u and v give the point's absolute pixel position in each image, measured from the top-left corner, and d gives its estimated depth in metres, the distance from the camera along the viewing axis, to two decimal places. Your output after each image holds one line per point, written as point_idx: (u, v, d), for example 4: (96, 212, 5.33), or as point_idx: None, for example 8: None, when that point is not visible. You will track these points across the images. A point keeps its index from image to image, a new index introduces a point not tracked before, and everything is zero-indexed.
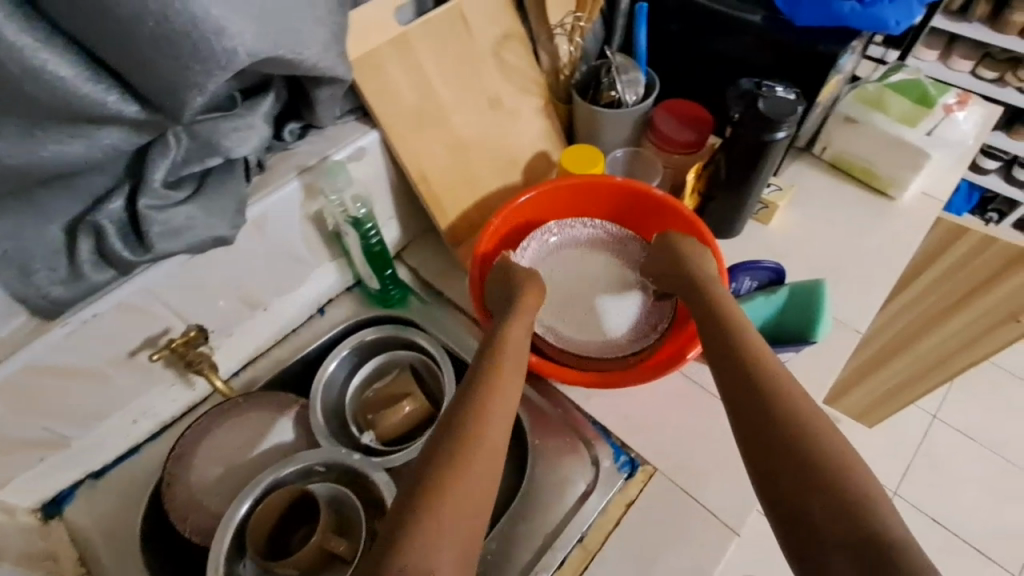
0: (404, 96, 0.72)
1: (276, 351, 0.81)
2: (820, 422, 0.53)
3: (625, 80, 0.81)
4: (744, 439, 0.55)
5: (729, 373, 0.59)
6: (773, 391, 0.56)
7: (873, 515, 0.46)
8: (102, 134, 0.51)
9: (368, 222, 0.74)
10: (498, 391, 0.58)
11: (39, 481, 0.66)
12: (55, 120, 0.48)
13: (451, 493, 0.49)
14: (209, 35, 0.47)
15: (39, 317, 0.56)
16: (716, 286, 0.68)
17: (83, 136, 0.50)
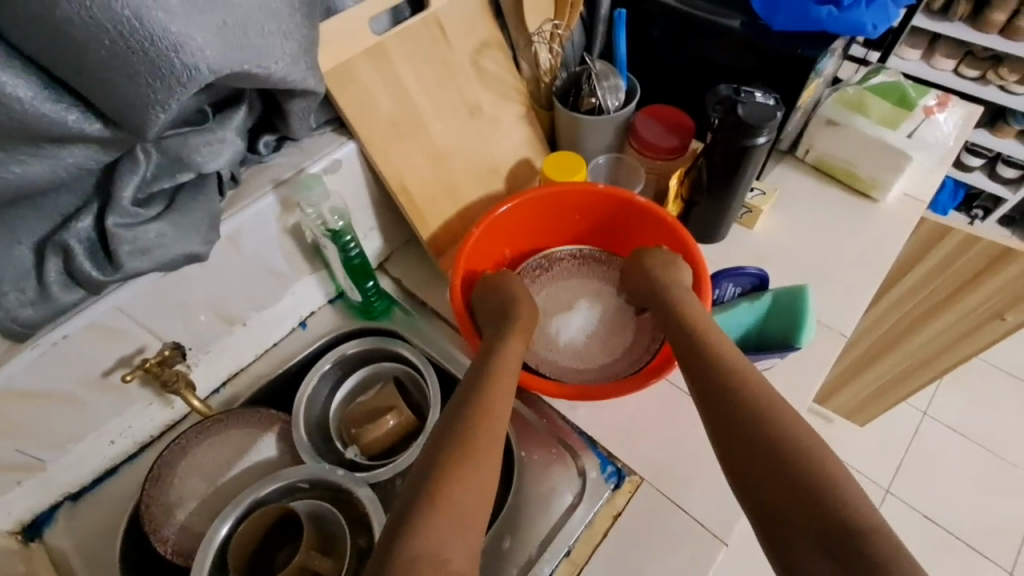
0: (381, 107, 0.72)
1: (258, 366, 0.79)
2: (797, 422, 0.53)
3: (606, 85, 0.80)
4: (722, 446, 0.55)
5: (703, 383, 0.59)
6: (747, 393, 0.56)
7: (851, 508, 0.46)
8: (66, 153, 0.50)
9: (346, 233, 0.73)
10: (491, 409, 0.58)
11: (13, 506, 0.65)
12: (15, 140, 0.47)
13: (430, 512, 0.48)
14: (170, 51, 0.46)
15: (8, 340, 0.55)
16: (687, 297, 0.68)
17: (44, 156, 0.49)
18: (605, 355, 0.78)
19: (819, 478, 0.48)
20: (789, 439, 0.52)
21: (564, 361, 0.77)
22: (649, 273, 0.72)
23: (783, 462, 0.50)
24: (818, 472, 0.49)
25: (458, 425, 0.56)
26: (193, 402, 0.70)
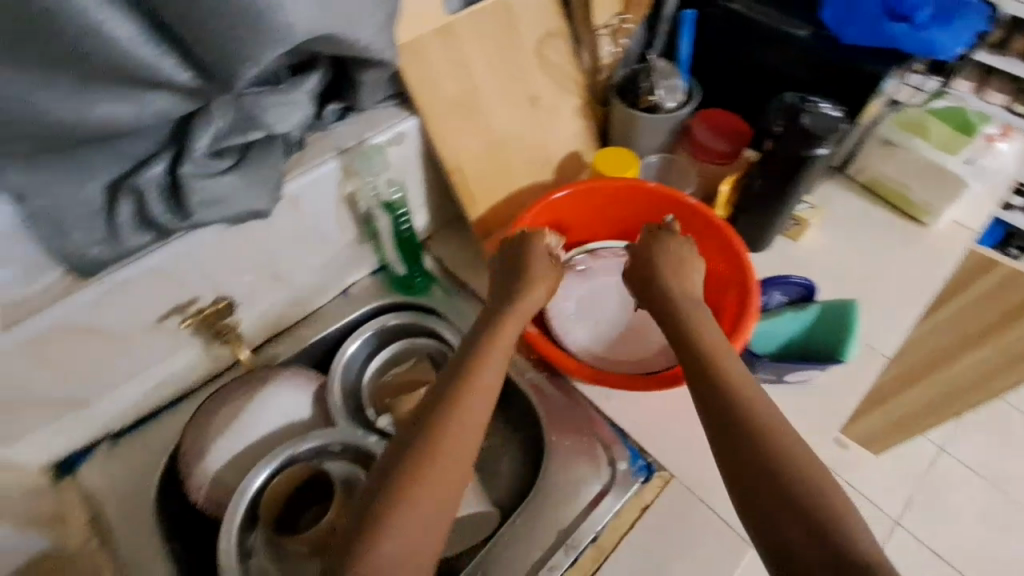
0: (444, 86, 0.72)
1: (299, 329, 0.81)
2: (794, 441, 0.51)
3: (666, 85, 0.80)
4: (724, 463, 0.53)
5: (705, 394, 0.56)
6: (751, 412, 0.53)
7: (848, 536, 0.45)
8: (152, 99, 0.51)
9: (400, 207, 0.76)
10: (468, 402, 0.54)
11: (55, 440, 0.66)
12: (108, 81, 0.49)
13: (391, 519, 0.47)
14: (268, 7, 0.47)
15: (75, 275, 0.57)
16: (697, 305, 0.64)
17: (133, 99, 0.51)
18: (648, 350, 0.76)
19: (814, 503, 0.47)
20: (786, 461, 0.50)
21: (604, 354, 0.75)
22: (654, 267, 0.68)
23: (776, 484, 0.49)
24: (812, 499, 0.47)
25: (434, 415, 0.53)
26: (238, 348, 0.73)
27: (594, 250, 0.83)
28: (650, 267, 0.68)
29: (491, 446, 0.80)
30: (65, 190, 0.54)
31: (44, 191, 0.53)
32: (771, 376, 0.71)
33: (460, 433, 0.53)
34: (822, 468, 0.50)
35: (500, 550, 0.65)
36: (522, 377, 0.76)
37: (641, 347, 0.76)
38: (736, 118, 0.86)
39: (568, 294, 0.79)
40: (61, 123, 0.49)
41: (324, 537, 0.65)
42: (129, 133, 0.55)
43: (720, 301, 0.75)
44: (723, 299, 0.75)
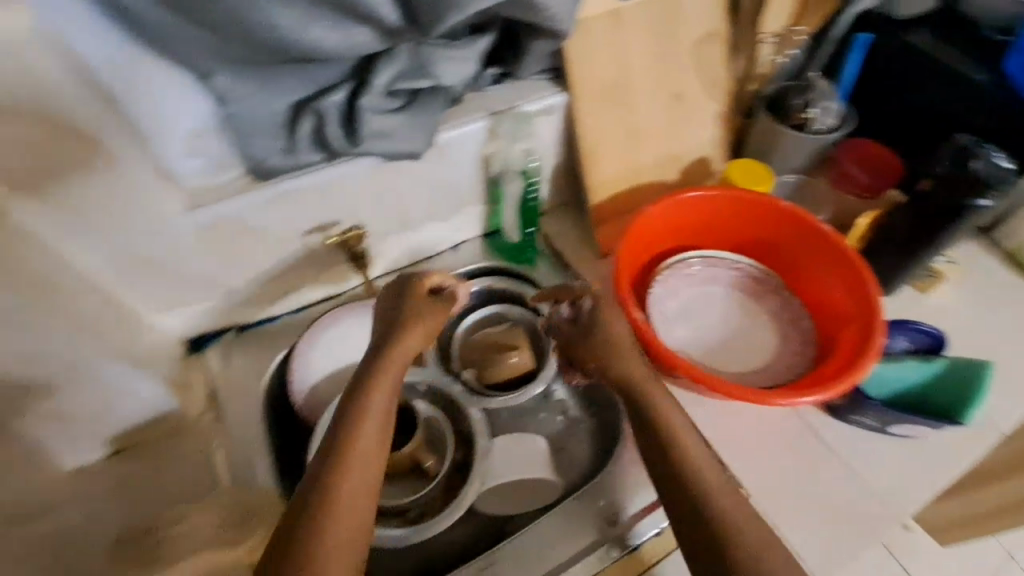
0: (604, 69, 0.74)
1: (412, 271, 0.85)
2: (729, 497, 0.55)
3: (824, 105, 0.79)
4: (682, 537, 0.55)
5: (653, 455, 0.59)
6: (689, 470, 0.56)
7: None
8: (356, 30, 0.55)
9: (532, 175, 0.79)
10: (368, 412, 0.55)
11: (191, 319, 0.72)
12: (328, 6, 0.52)
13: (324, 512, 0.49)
14: None
15: (253, 177, 0.64)
16: (645, 381, 0.63)
17: (342, 28, 0.54)
18: (752, 367, 0.73)
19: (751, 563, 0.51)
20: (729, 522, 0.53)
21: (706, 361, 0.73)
22: (591, 333, 0.67)
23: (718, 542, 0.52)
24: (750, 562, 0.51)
25: (354, 418, 0.55)
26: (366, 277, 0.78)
27: (712, 259, 0.81)
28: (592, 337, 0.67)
29: (563, 423, 0.81)
30: (261, 101, 0.59)
31: (241, 97, 0.58)
32: (873, 419, 0.70)
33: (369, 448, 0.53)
34: (748, 514, 0.54)
35: (564, 519, 0.67)
36: (607, 365, 0.78)
37: (745, 363, 0.73)
38: (893, 158, 0.82)
39: (677, 292, 0.78)
40: (274, 41, 0.53)
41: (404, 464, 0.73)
42: (322, 61, 0.59)
43: (837, 335, 0.72)
44: (840, 332, 0.72)
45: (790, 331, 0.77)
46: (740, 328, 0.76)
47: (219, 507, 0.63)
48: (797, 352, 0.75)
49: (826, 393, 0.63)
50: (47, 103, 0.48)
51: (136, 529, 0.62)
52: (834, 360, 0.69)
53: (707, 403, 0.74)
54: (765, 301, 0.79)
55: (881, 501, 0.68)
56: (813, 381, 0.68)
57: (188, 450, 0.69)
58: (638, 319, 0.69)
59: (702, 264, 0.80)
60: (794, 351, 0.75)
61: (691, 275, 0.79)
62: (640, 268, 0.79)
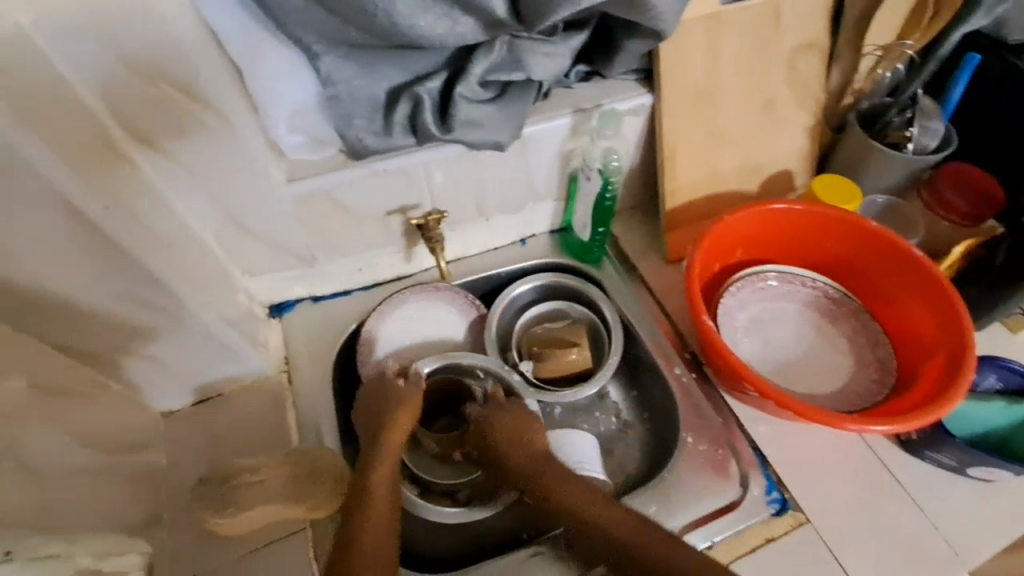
0: (694, 73, 0.73)
1: (478, 259, 0.87)
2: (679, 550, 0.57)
3: (922, 124, 0.76)
4: None
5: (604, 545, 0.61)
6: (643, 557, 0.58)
7: None
8: (463, 20, 0.56)
9: (611, 176, 0.76)
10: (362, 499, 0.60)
11: (276, 285, 0.77)
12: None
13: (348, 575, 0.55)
14: None
15: (348, 156, 0.67)
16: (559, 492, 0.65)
17: (450, 18, 0.56)
18: (824, 390, 0.71)
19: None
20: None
21: (774, 377, 0.72)
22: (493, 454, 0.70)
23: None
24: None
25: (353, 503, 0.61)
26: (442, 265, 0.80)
27: (789, 275, 0.79)
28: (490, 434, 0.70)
29: (614, 428, 0.82)
30: (364, 83, 0.62)
31: (348, 79, 0.61)
32: (949, 458, 0.67)
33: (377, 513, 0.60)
34: (679, 542, 0.58)
35: None
36: (669, 370, 0.77)
37: (816, 382, 0.72)
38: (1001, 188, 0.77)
39: (748, 306, 0.77)
40: (387, 30, 0.55)
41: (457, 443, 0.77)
42: (424, 48, 0.61)
43: (922, 363, 0.69)
44: (925, 361, 0.69)
45: (865, 357, 0.74)
46: (811, 350, 0.75)
47: (290, 464, 0.64)
48: (872, 380, 0.72)
49: (911, 423, 0.60)
50: (186, 71, 0.51)
51: (219, 472, 0.63)
52: (917, 389, 0.67)
53: (769, 421, 0.72)
54: (841, 322, 0.77)
55: (949, 543, 0.65)
56: (889, 411, 0.66)
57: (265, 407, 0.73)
58: (706, 322, 0.68)
59: (777, 279, 0.79)
60: (868, 380, 0.72)
61: (766, 290, 0.78)
62: (711, 277, 0.78)
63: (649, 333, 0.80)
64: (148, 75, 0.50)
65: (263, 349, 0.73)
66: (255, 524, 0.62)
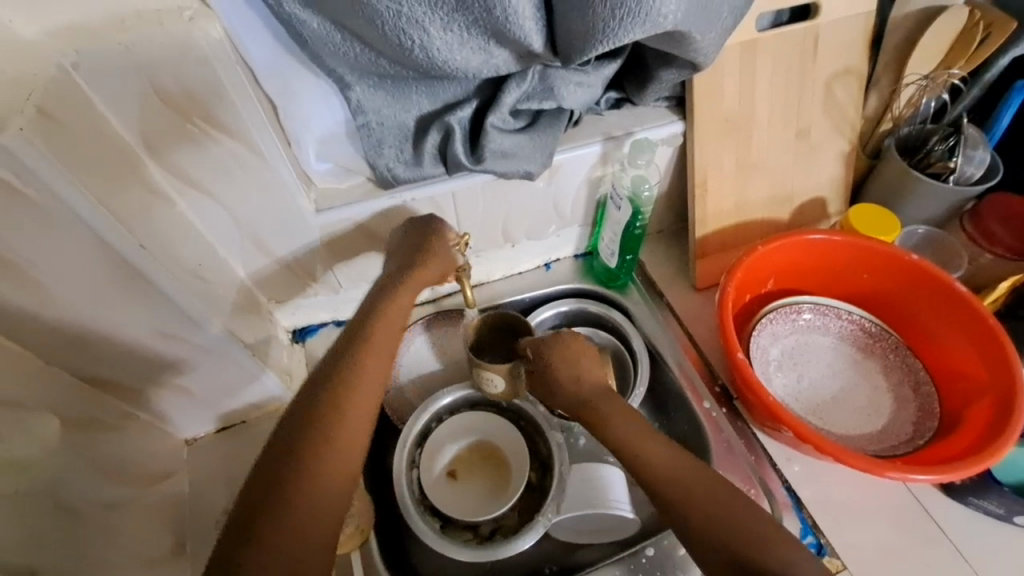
0: (726, 101, 0.71)
1: (502, 284, 0.86)
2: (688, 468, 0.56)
3: (966, 154, 0.73)
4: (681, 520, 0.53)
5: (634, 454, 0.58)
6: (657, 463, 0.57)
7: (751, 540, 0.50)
8: (497, 53, 0.55)
9: (643, 207, 0.73)
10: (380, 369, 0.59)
11: (302, 309, 0.77)
12: (478, 29, 0.52)
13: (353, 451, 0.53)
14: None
15: (376, 184, 0.67)
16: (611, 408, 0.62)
17: (484, 51, 0.54)
18: (863, 430, 0.69)
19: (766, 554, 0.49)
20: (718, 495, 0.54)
21: (809, 415, 0.70)
22: (553, 383, 0.63)
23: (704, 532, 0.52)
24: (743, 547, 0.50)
25: (328, 391, 0.54)
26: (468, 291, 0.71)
27: (823, 307, 0.77)
28: (546, 357, 0.63)
29: None
30: (394, 114, 0.62)
31: (378, 107, 0.60)
32: (996, 505, 0.64)
33: (366, 410, 0.54)
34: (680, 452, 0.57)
35: (642, 561, 0.65)
36: (699, 405, 0.74)
37: (854, 422, 0.70)
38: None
39: (780, 339, 0.75)
40: (420, 63, 0.54)
41: (495, 464, 0.75)
42: (454, 78, 0.60)
43: (967, 405, 0.67)
44: (970, 404, 0.66)
45: (906, 395, 0.72)
46: (848, 386, 0.73)
47: None
48: (914, 419, 0.70)
49: (958, 473, 0.57)
50: (219, 107, 0.51)
51: None
52: (966, 432, 0.64)
53: (803, 461, 0.70)
54: (879, 357, 0.75)
55: None
56: (933, 458, 0.63)
57: None
58: (741, 359, 0.65)
59: (811, 312, 0.77)
60: (909, 422, 0.69)
61: (799, 322, 0.76)
62: (742, 308, 0.76)
63: (676, 363, 0.77)
64: (181, 107, 0.50)
65: (285, 376, 0.74)
66: None
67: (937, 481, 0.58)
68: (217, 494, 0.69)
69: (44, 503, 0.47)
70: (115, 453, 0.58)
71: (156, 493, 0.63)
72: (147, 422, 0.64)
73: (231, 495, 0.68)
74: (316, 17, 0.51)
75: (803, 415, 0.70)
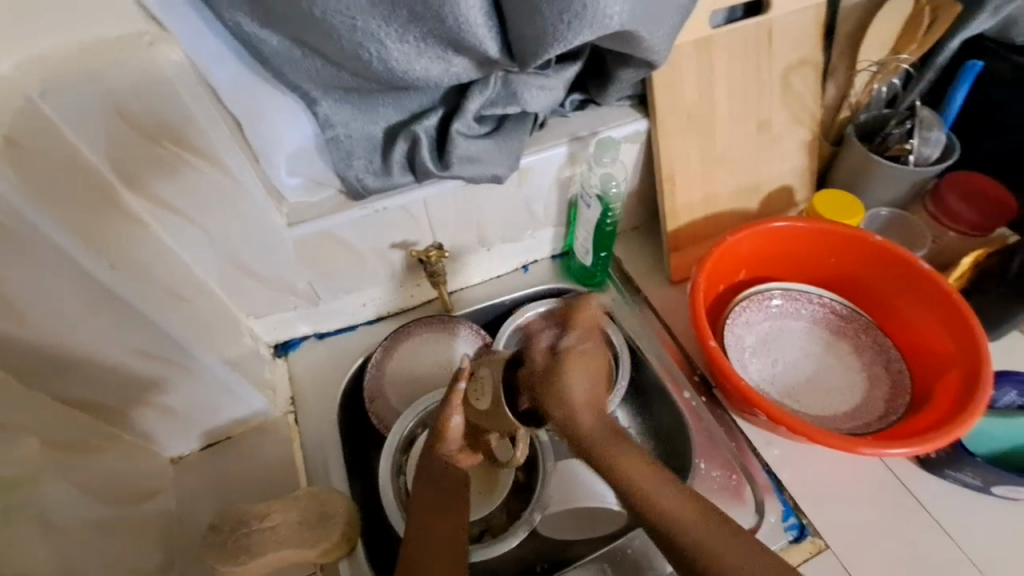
0: (687, 96, 0.73)
1: (481, 288, 0.87)
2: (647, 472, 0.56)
3: (923, 135, 0.75)
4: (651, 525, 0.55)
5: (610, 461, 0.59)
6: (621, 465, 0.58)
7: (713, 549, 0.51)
8: (456, 61, 0.56)
9: (612, 203, 0.74)
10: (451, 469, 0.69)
11: (283, 323, 0.79)
12: (433, 38, 0.54)
13: None
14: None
15: (348, 197, 0.68)
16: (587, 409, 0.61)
17: (443, 60, 0.56)
18: (838, 410, 0.70)
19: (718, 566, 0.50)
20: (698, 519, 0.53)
21: (784, 398, 0.71)
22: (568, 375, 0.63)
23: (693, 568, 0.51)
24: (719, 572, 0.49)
25: None
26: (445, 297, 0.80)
27: (794, 292, 0.79)
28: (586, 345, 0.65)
29: None
30: (362, 125, 0.63)
31: (345, 121, 0.62)
32: (972, 477, 0.65)
33: None
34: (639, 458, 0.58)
35: (628, 552, 0.66)
36: (679, 394, 0.75)
37: (829, 402, 0.71)
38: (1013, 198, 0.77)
39: (753, 327, 0.76)
40: (380, 74, 0.55)
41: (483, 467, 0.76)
42: (417, 88, 0.61)
43: (937, 380, 0.68)
44: (941, 378, 0.68)
45: (880, 374, 0.73)
46: (822, 369, 0.74)
47: (301, 508, 0.63)
48: (887, 397, 0.71)
49: (930, 445, 0.58)
50: (184, 126, 0.52)
51: (230, 516, 0.62)
52: (935, 407, 0.65)
53: (782, 444, 0.71)
54: (850, 338, 0.76)
55: (980, 568, 0.62)
56: (906, 433, 0.65)
57: (272, 447, 0.73)
58: (713, 346, 0.66)
59: (782, 298, 0.78)
60: (883, 400, 0.71)
61: (771, 309, 0.78)
62: (716, 298, 0.77)
63: (654, 355, 0.79)
64: (150, 131, 0.51)
65: (268, 390, 0.75)
66: (270, 565, 0.62)
67: (909, 454, 0.59)
68: (206, 508, 0.69)
69: (31, 522, 0.48)
70: (102, 473, 0.59)
71: (143, 511, 0.64)
72: (131, 442, 0.65)
73: (219, 509, 0.69)
74: (275, 36, 0.52)
75: (778, 400, 0.71)
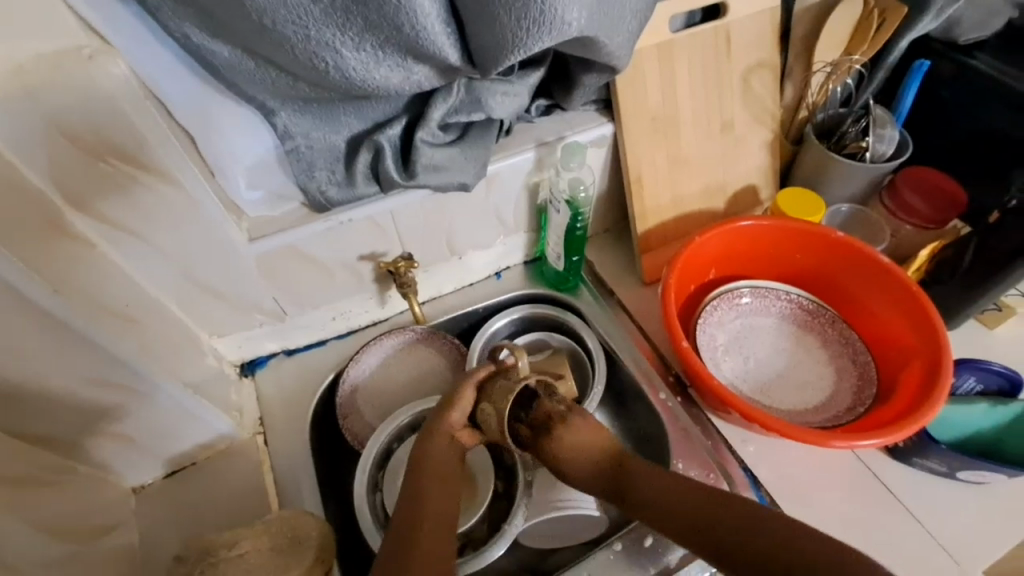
0: (650, 101, 0.74)
1: (455, 296, 0.86)
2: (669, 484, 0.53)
3: (877, 132, 0.78)
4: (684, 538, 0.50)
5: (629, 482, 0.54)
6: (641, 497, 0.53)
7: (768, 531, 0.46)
8: (416, 69, 0.55)
9: (582, 207, 0.74)
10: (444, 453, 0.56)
11: (247, 342, 0.76)
12: (392, 47, 0.52)
13: None
14: (561, 6, 0.50)
15: (312, 209, 0.67)
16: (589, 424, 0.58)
17: (403, 68, 0.55)
18: (809, 404, 0.71)
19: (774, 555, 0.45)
20: (742, 543, 0.46)
21: (757, 394, 0.72)
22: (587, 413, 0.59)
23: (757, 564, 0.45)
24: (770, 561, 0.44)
25: None
26: (416, 308, 0.79)
27: (762, 290, 0.80)
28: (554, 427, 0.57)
29: None
30: (323, 137, 0.62)
31: (306, 131, 0.60)
32: (938, 463, 0.67)
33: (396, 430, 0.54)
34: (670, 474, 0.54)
35: (611, 557, 0.65)
36: (655, 395, 0.75)
37: (799, 397, 0.72)
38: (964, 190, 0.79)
39: (724, 326, 0.77)
40: (338, 83, 0.54)
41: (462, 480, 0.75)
42: (379, 97, 0.60)
43: (902, 370, 0.70)
44: (904, 369, 0.70)
45: (848, 367, 0.75)
46: (791, 364, 0.75)
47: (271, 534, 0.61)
48: (856, 389, 0.73)
49: (897, 435, 0.59)
50: (130, 140, 0.49)
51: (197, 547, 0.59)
52: (901, 397, 0.67)
53: (757, 440, 0.72)
54: (818, 333, 0.78)
55: (950, 553, 0.64)
56: (874, 424, 0.66)
57: (241, 470, 0.71)
58: (685, 346, 0.67)
59: (751, 296, 0.80)
60: (852, 393, 0.72)
61: (741, 307, 0.79)
62: (687, 298, 0.78)
63: (629, 356, 0.79)
64: (93, 148, 0.48)
65: (234, 412, 0.72)
66: None
67: (877, 445, 0.60)
68: (171, 539, 0.66)
69: None
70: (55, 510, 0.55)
71: (105, 545, 0.60)
72: (87, 475, 0.62)
73: (186, 539, 0.66)
74: (226, 46, 0.51)
75: (752, 398, 0.72)
